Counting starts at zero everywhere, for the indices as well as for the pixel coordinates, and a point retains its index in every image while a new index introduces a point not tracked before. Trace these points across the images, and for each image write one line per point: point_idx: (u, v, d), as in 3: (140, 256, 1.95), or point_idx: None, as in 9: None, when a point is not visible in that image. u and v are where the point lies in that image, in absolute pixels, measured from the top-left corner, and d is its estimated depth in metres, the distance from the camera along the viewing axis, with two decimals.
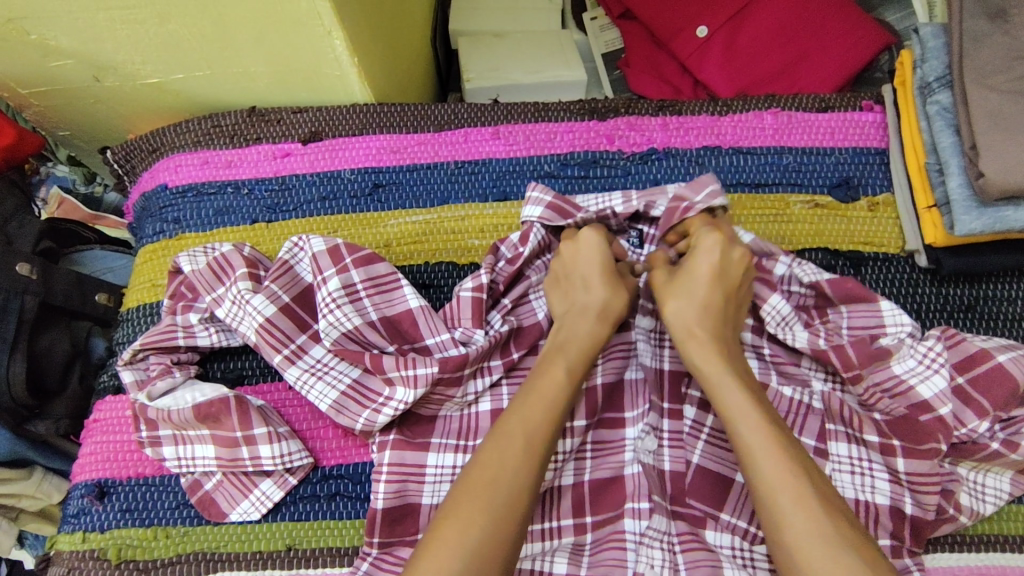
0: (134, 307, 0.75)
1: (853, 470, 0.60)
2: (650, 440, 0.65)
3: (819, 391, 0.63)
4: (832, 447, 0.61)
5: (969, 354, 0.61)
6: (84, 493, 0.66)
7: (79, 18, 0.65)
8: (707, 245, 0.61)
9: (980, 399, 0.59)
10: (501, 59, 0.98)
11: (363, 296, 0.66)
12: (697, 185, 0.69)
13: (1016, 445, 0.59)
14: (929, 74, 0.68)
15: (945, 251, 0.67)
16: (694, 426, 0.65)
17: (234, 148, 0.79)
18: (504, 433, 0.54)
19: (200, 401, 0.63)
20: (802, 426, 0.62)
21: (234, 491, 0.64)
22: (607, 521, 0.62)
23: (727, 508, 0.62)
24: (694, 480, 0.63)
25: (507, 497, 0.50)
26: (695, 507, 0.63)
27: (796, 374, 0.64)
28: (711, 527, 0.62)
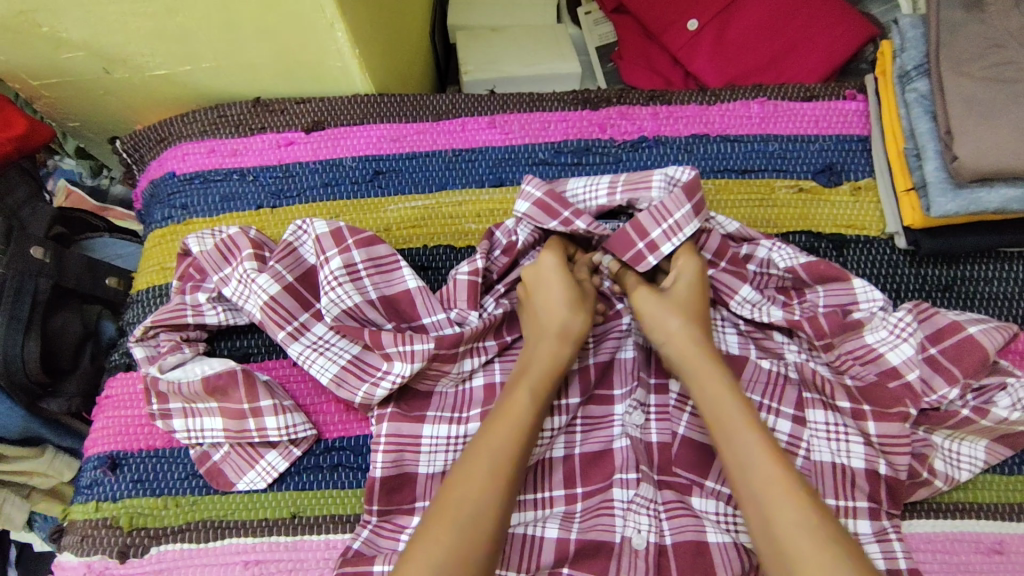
0: (143, 288, 0.77)
1: (830, 436, 0.63)
2: (638, 415, 0.67)
3: (793, 362, 0.66)
4: (809, 415, 0.64)
5: (939, 327, 0.64)
6: (97, 464, 0.68)
7: (89, 11, 0.68)
8: (689, 267, 0.66)
9: (950, 367, 0.62)
10: (498, 52, 1.01)
11: (364, 276, 0.69)
12: (659, 214, 0.67)
13: (986, 411, 0.61)
14: (908, 62, 0.71)
15: (923, 232, 0.70)
16: (680, 399, 0.68)
17: (240, 137, 0.82)
18: (474, 455, 0.56)
19: (209, 374, 0.66)
20: (781, 397, 0.65)
21: (240, 462, 0.67)
22: (596, 490, 0.65)
23: (711, 476, 0.65)
24: (679, 451, 0.66)
25: (472, 521, 0.53)
26: (681, 475, 0.66)
27: (775, 349, 0.68)
28: (696, 493, 0.65)
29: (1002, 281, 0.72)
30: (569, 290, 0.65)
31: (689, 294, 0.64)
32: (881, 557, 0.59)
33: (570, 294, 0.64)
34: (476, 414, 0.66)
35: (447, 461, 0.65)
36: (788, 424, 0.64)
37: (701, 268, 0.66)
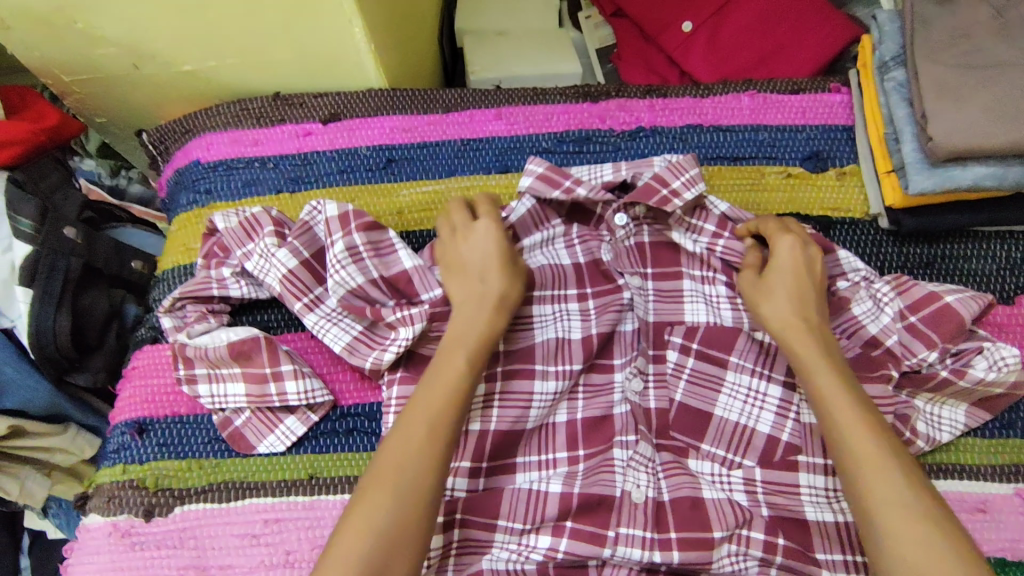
0: (169, 268, 0.82)
1: (817, 399, 0.68)
2: (637, 383, 0.71)
3: None
4: (799, 381, 0.69)
5: (916, 298, 0.68)
6: (125, 430, 0.72)
7: (124, 8, 0.74)
8: (785, 248, 0.67)
9: (928, 333, 0.66)
10: (503, 53, 1.07)
11: (365, 258, 0.73)
12: (676, 169, 0.74)
13: (963, 372, 0.66)
14: (886, 54, 0.76)
15: (903, 212, 0.74)
16: (676, 367, 0.71)
17: (261, 128, 0.87)
18: (410, 421, 0.59)
19: (234, 339, 0.70)
20: (772, 365, 0.71)
21: (261, 427, 0.70)
22: (598, 451, 0.68)
23: (708, 439, 0.69)
24: (677, 416, 0.70)
25: (412, 483, 0.55)
26: (677, 439, 0.69)
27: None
28: (693, 456, 0.69)
29: (980, 258, 0.76)
30: (502, 255, 0.67)
31: (807, 279, 0.66)
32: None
33: (503, 259, 0.67)
34: (481, 377, 0.70)
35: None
36: (779, 390, 0.70)
37: (796, 248, 0.67)
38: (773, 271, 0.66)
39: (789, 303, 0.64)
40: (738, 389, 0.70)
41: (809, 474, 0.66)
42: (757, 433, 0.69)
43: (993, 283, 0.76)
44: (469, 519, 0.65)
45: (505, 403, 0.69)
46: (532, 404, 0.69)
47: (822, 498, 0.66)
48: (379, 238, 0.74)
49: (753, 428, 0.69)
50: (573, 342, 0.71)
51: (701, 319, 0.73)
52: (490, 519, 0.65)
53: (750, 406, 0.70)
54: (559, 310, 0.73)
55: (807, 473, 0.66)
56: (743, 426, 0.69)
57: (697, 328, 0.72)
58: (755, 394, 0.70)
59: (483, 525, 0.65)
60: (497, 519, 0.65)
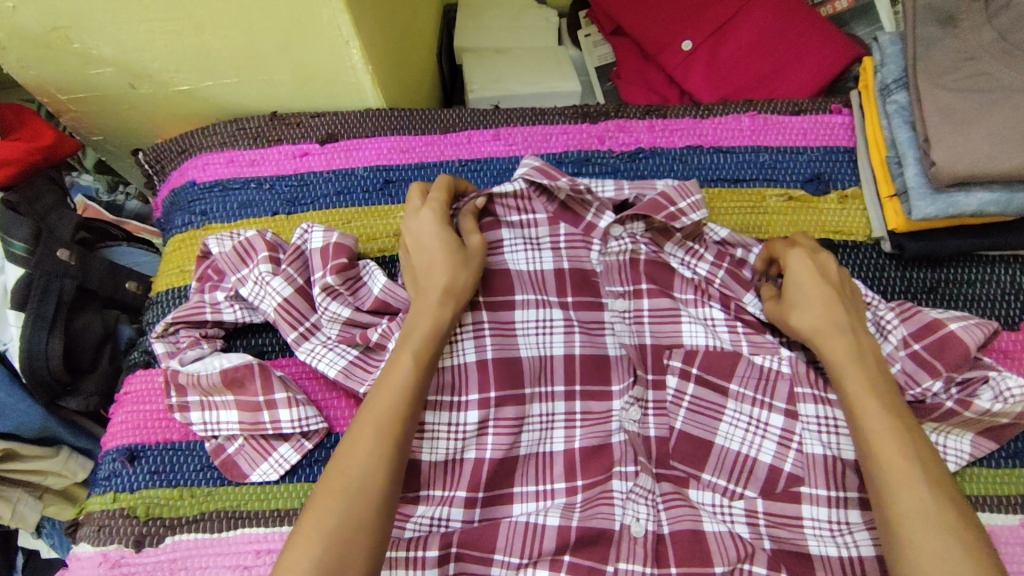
0: (163, 290, 0.81)
1: (821, 428, 0.66)
2: (635, 410, 0.69)
3: (787, 356, 0.69)
4: (802, 409, 0.67)
5: (924, 323, 0.67)
6: (116, 457, 0.71)
7: (119, 28, 0.73)
8: (797, 259, 0.66)
9: (933, 361, 0.65)
10: (501, 72, 1.07)
11: (341, 292, 0.72)
12: (682, 191, 0.72)
13: (969, 403, 0.64)
14: (888, 77, 0.75)
15: (906, 236, 0.73)
16: (676, 395, 0.70)
17: (258, 148, 0.86)
18: (359, 425, 0.57)
19: (227, 367, 0.69)
20: (773, 393, 0.69)
21: (254, 455, 0.69)
22: (596, 482, 0.67)
23: (708, 469, 0.68)
24: (677, 445, 0.69)
25: (360, 486, 0.54)
26: (678, 468, 0.68)
27: (767, 345, 0.70)
28: (694, 486, 0.68)
29: (985, 283, 0.75)
30: (446, 243, 0.65)
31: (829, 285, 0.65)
32: (870, 543, 0.63)
33: (447, 246, 0.65)
34: (474, 403, 0.66)
35: (448, 450, 0.65)
36: (781, 419, 0.68)
37: (807, 258, 0.66)
38: (795, 282, 0.66)
39: (817, 312, 0.64)
40: (739, 418, 0.69)
41: (814, 507, 0.65)
42: (758, 463, 0.67)
43: (999, 308, 0.75)
44: (464, 553, 0.63)
45: (502, 430, 0.66)
46: (523, 431, 0.67)
47: (825, 531, 0.64)
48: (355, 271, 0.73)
49: (755, 458, 0.67)
50: (556, 359, 0.70)
51: (699, 342, 0.71)
52: (486, 552, 0.63)
53: (752, 434, 0.68)
54: (541, 323, 0.70)
55: (809, 506, 0.65)
56: (744, 456, 0.68)
57: (697, 352, 0.71)
58: (756, 423, 0.68)
59: (479, 559, 0.63)
60: (494, 553, 0.63)
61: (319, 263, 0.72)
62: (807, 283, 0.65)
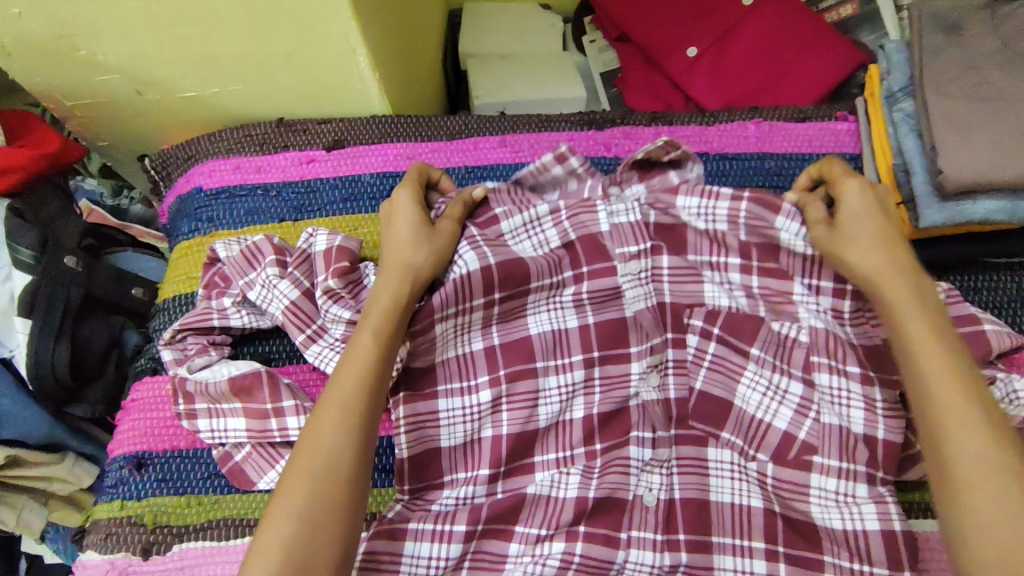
0: (169, 297, 0.81)
1: (836, 399, 0.63)
2: (653, 377, 0.68)
3: (807, 324, 0.66)
4: (818, 379, 0.64)
5: (961, 314, 0.66)
6: (123, 464, 0.71)
7: (126, 36, 0.74)
8: (854, 190, 0.63)
9: None
10: (507, 77, 1.07)
11: (341, 296, 0.71)
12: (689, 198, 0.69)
13: None
14: (895, 84, 0.76)
15: (913, 243, 0.74)
16: (698, 353, 0.68)
17: (264, 155, 0.87)
18: (324, 408, 0.57)
19: (235, 374, 0.69)
20: (790, 359, 0.66)
21: (261, 462, 0.69)
22: (613, 445, 0.67)
23: (727, 428, 0.66)
24: (697, 405, 0.67)
25: (329, 465, 0.55)
26: (697, 428, 0.67)
27: (786, 310, 0.67)
28: (712, 445, 0.66)
29: (992, 290, 0.75)
30: (415, 224, 0.66)
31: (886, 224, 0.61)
32: (877, 518, 0.60)
33: (416, 227, 0.66)
34: (486, 383, 0.67)
35: (465, 432, 0.66)
36: (800, 388, 0.65)
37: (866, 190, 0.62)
38: (849, 223, 0.62)
39: (875, 252, 0.60)
40: (757, 380, 0.66)
41: (823, 476, 0.62)
42: (772, 429, 0.65)
43: (1006, 315, 0.75)
44: (490, 529, 0.63)
45: (514, 405, 0.66)
46: (539, 403, 0.67)
47: (831, 501, 0.62)
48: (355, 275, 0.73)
49: (769, 423, 0.65)
50: (569, 330, 0.69)
51: (720, 304, 0.69)
52: (508, 525, 0.63)
53: (770, 399, 0.65)
54: (553, 302, 0.70)
55: (819, 475, 0.62)
56: (759, 420, 0.65)
57: (719, 312, 0.68)
58: (775, 388, 0.65)
59: (499, 534, 0.62)
60: (515, 524, 0.63)
61: (322, 268, 0.72)
62: (864, 220, 0.61)
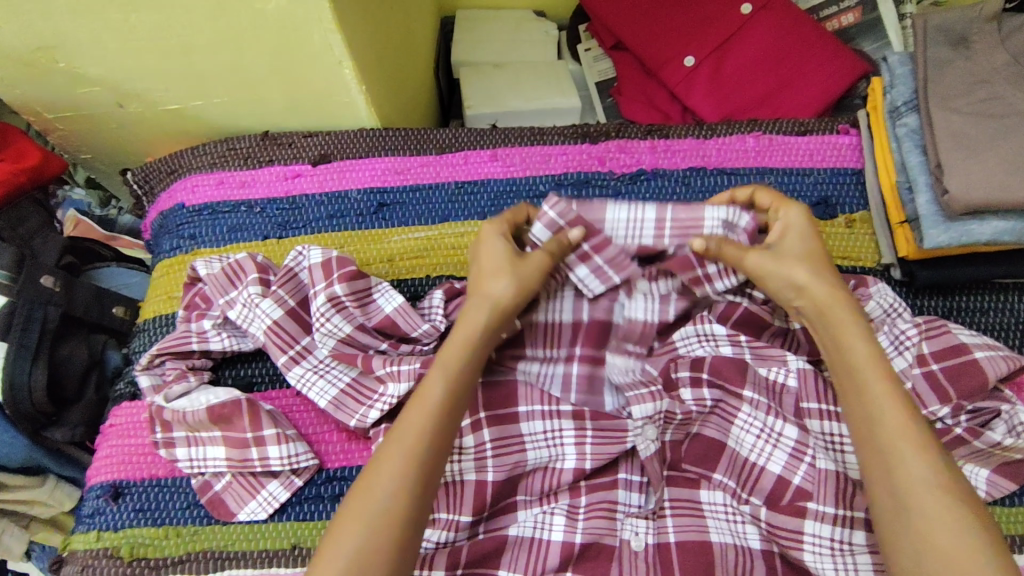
0: (150, 317, 0.78)
1: (829, 444, 0.65)
2: (650, 429, 0.67)
3: (796, 368, 0.67)
4: (810, 424, 0.66)
5: (948, 346, 0.65)
6: (100, 493, 0.69)
7: (105, 47, 0.71)
8: (795, 215, 0.63)
9: (946, 386, 0.64)
10: (499, 88, 1.05)
11: (349, 307, 0.69)
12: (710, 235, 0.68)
13: (978, 433, 0.63)
14: (898, 98, 0.73)
15: (917, 264, 0.71)
16: (696, 403, 0.67)
17: (248, 170, 0.84)
18: (384, 447, 0.55)
19: (214, 402, 0.66)
20: (780, 403, 0.68)
21: (241, 492, 0.66)
22: (601, 486, 0.66)
23: (719, 469, 0.67)
24: (689, 448, 0.68)
25: (382, 512, 0.52)
26: (689, 471, 0.67)
27: (777, 356, 0.68)
28: (704, 487, 0.67)
29: (997, 311, 0.73)
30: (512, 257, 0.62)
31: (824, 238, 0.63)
32: (870, 568, 0.59)
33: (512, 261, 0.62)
34: (469, 427, 0.65)
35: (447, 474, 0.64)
36: (794, 432, 0.65)
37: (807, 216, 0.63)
38: (785, 244, 0.62)
39: (807, 270, 0.60)
40: (750, 424, 0.66)
41: (816, 523, 0.61)
42: (765, 472, 0.65)
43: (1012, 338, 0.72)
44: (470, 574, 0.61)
45: (501, 452, 0.65)
46: (528, 446, 0.66)
47: (826, 550, 0.60)
48: (365, 285, 0.70)
49: (761, 466, 0.65)
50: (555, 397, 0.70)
51: (696, 354, 0.69)
52: (490, 569, 0.62)
53: (762, 442, 0.66)
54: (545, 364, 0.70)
55: (813, 521, 0.61)
56: (752, 463, 0.65)
57: (703, 360, 0.68)
58: (769, 432, 0.66)
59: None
60: (498, 569, 0.62)
61: (322, 278, 0.69)
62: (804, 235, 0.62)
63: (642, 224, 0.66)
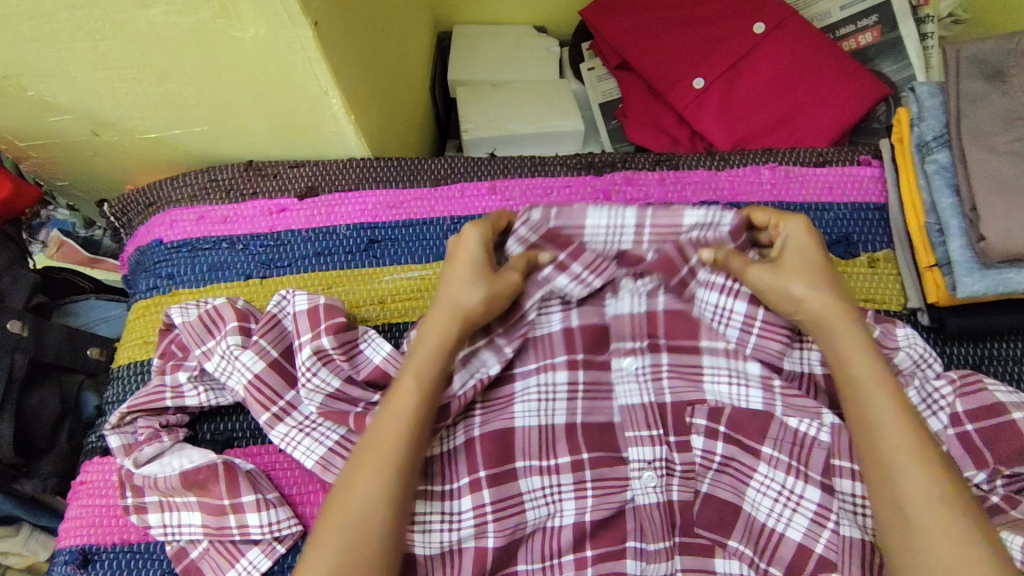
0: (124, 364, 0.74)
1: (857, 510, 0.58)
2: (652, 478, 0.62)
3: (830, 423, 0.60)
4: (838, 485, 0.59)
5: (984, 403, 0.60)
6: (67, 560, 0.64)
7: (74, 75, 0.66)
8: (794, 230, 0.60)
9: (981, 450, 0.59)
10: (498, 109, 1.00)
11: (336, 360, 0.64)
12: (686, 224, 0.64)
13: (1017, 502, 0.58)
14: (927, 133, 0.68)
15: (948, 310, 0.66)
16: (705, 456, 0.63)
17: (230, 203, 0.79)
18: (362, 455, 0.52)
19: (187, 468, 0.62)
20: (808, 460, 0.61)
21: (219, 561, 0.62)
22: (608, 555, 0.61)
23: (735, 535, 0.61)
24: (702, 510, 0.62)
25: (364, 520, 0.50)
26: (703, 536, 0.62)
27: (810, 407, 0.60)
28: (719, 555, 0.61)
29: None
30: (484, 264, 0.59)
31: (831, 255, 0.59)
32: None
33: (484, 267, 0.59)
34: (467, 487, 0.60)
35: (443, 542, 0.59)
36: (817, 493, 0.60)
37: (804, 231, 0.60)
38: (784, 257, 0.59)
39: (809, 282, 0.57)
40: (769, 485, 0.61)
41: None
42: (785, 540, 0.60)
43: None
44: None
45: (501, 516, 0.60)
46: (527, 505, 0.61)
47: None
48: (353, 336, 0.65)
49: (780, 533, 0.60)
50: (555, 430, 0.63)
51: (723, 387, 0.63)
52: None
53: (781, 506, 0.60)
54: (545, 388, 0.64)
55: None
56: (770, 529, 0.60)
57: (722, 410, 0.63)
58: (788, 495, 0.60)
59: None
60: None
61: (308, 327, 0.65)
62: (807, 254, 0.59)
63: (621, 231, 0.66)
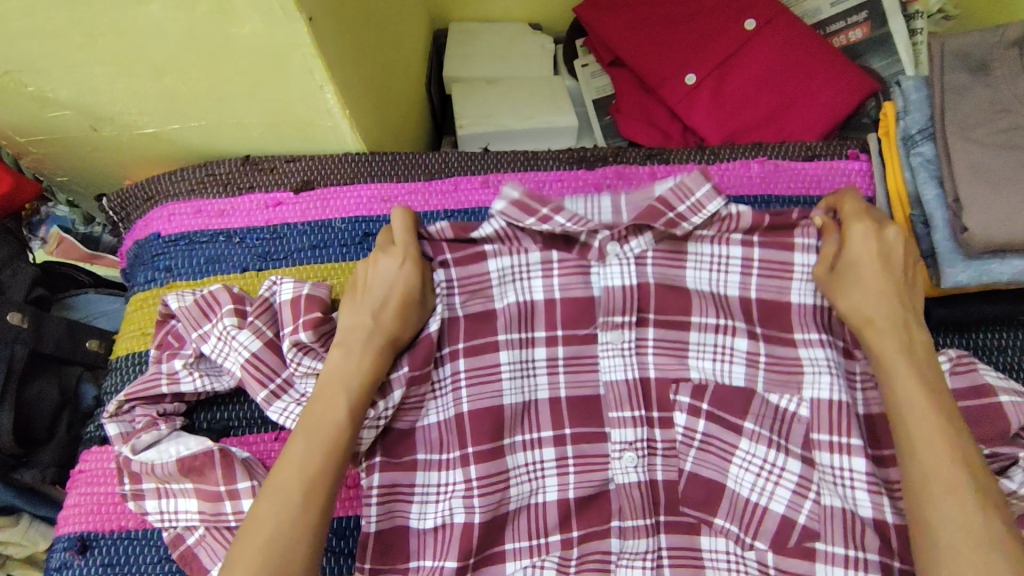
0: (123, 355, 0.75)
1: (838, 481, 0.59)
2: (631, 456, 0.62)
3: (808, 397, 0.61)
4: (818, 457, 0.60)
5: (975, 382, 0.61)
6: (66, 546, 0.65)
7: (73, 71, 0.67)
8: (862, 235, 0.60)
9: None
10: (492, 105, 1.01)
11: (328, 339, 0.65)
12: (682, 192, 0.62)
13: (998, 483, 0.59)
14: (912, 126, 0.69)
15: (933, 300, 0.68)
16: (687, 434, 0.63)
17: (227, 197, 0.80)
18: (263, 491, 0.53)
19: (184, 455, 0.63)
20: (788, 435, 0.62)
21: (217, 547, 0.62)
22: (591, 535, 0.62)
23: (721, 513, 0.62)
24: (687, 489, 0.63)
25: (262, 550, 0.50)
26: (687, 514, 0.63)
27: (791, 382, 0.62)
28: (705, 533, 0.63)
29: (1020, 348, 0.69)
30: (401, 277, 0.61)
31: (891, 274, 0.59)
32: None
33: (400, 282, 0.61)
34: (457, 462, 0.61)
35: (435, 515, 0.60)
36: (798, 465, 0.61)
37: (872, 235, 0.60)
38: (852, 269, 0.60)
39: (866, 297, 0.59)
40: (750, 460, 0.62)
41: (828, 566, 0.58)
42: (769, 512, 0.60)
43: None
44: None
45: (486, 490, 0.61)
46: (510, 484, 0.62)
47: None
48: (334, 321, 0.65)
49: (765, 505, 0.61)
50: (539, 405, 0.64)
51: (707, 367, 0.64)
52: None
53: (763, 480, 0.61)
54: (524, 364, 0.64)
55: (824, 565, 0.58)
56: (754, 503, 0.61)
57: (706, 387, 0.63)
58: (770, 468, 0.61)
59: None
60: None
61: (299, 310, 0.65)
62: (867, 268, 0.59)
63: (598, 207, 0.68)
